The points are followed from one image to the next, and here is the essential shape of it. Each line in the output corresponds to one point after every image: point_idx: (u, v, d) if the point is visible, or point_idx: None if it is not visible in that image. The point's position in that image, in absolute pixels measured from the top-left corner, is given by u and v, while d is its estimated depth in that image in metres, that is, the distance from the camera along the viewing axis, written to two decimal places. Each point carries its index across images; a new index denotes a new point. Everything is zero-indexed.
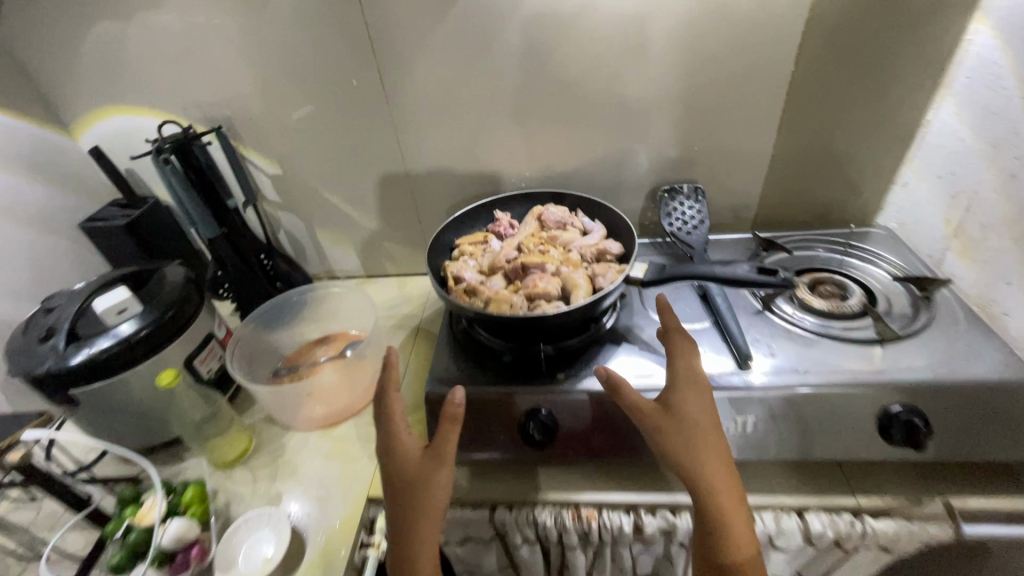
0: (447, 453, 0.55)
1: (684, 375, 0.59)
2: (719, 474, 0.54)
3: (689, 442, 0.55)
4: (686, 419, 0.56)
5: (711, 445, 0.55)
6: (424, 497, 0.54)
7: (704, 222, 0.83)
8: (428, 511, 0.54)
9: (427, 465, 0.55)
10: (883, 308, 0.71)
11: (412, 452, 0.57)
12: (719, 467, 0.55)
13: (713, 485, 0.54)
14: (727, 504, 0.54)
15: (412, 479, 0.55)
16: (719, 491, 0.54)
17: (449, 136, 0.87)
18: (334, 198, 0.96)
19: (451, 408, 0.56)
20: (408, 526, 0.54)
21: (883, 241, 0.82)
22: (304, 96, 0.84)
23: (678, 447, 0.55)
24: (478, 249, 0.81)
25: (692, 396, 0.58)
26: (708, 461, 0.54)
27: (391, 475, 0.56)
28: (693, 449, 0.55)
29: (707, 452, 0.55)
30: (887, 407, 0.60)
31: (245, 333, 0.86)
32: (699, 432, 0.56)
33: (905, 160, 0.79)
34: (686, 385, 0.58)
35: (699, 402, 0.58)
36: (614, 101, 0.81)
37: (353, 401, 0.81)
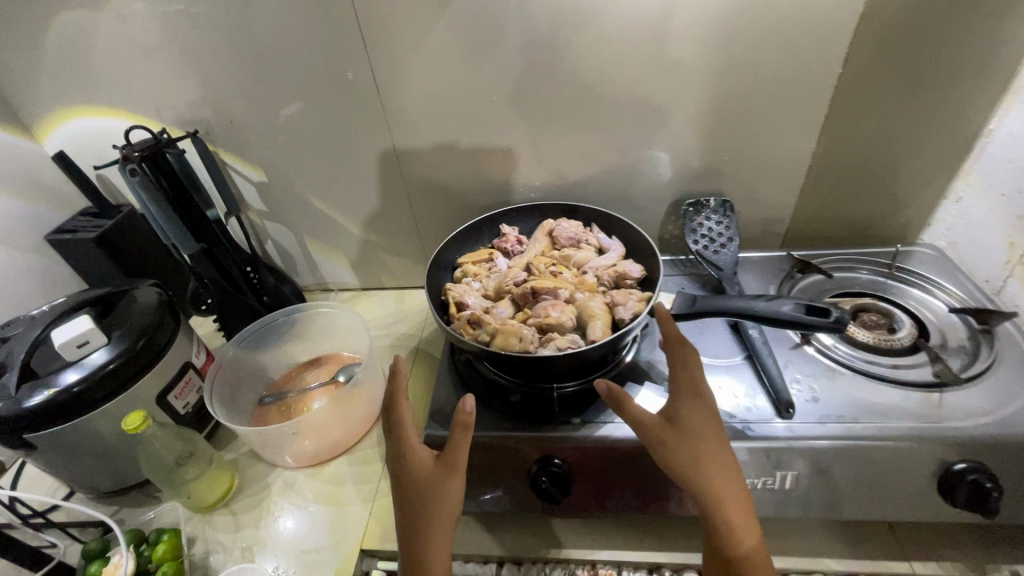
0: (459, 462, 0.51)
1: (688, 384, 0.53)
2: (730, 492, 0.49)
3: (694, 456, 0.49)
4: (691, 429, 0.51)
5: (719, 457, 0.50)
6: (433, 509, 0.50)
7: (733, 240, 0.76)
8: (437, 525, 0.50)
9: (437, 474, 0.51)
10: (937, 344, 0.63)
11: (423, 458, 0.53)
12: (731, 483, 0.49)
13: (724, 505, 0.48)
14: (742, 524, 0.48)
15: (423, 489, 0.51)
16: (731, 511, 0.48)
17: (453, 141, 0.79)
18: (326, 207, 0.88)
19: (461, 418, 0.50)
20: (418, 537, 0.50)
21: (931, 263, 0.74)
22: (291, 97, 0.76)
23: (682, 462, 0.49)
24: (482, 268, 0.74)
25: (696, 404, 0.52)
26: (717, 477, 0.49)
27: (401, 481, 0.52)
28: (692, 461, 0.49)
29: (715, 466, 0.49)
30: (950, 464, 0.53)
31: (227, 359, 0.78)
32: (704, 443, 0.50)
33: (958, 173, 0.72)
34: (690, 393, 0.53)
35: (705, 410, 0.52)
36: (634, 105, 0.73)
37: (345, 436, 0.73)
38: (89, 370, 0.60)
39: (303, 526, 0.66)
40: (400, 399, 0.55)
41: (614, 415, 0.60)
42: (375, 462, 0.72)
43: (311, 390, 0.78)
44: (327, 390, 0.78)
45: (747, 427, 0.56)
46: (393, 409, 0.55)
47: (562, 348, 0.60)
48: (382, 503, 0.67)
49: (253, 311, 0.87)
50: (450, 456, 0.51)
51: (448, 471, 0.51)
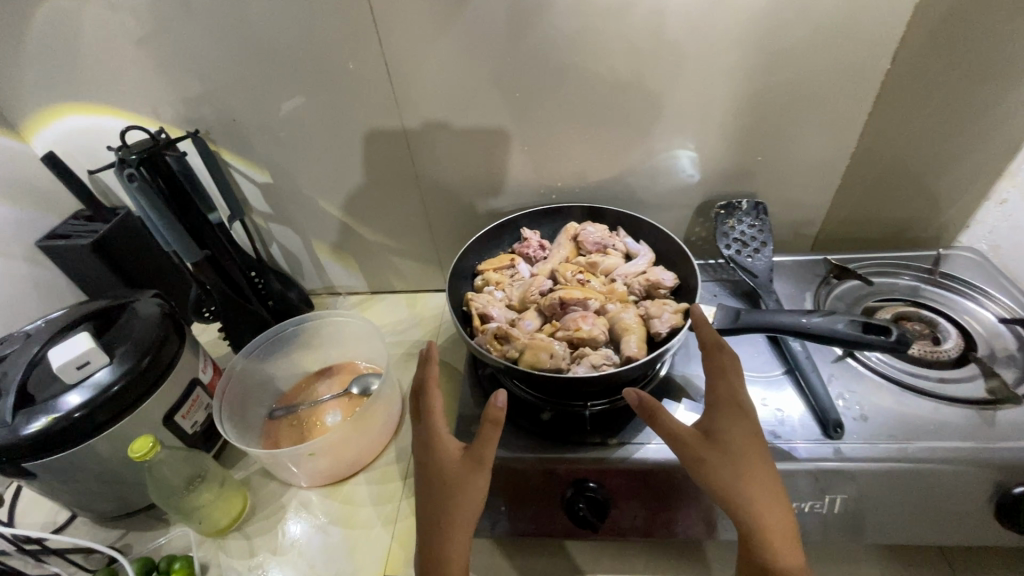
0: (485, 458, 0.48)
1: (727, 398, 0.50)
2: (774, 518, 0.45)
3: (737, 475, 0.46)
4: (732, 448, 0.47)
5: (763, 480, 0.46)
6: (454, 504, 0.48)
7: (766, 245, 0.74)
8: (456, 521, 0.47)
9: (461, 468, 0.49)
10: (986, 355, 0.61)
11: (450, 450, 0.50)
12: (775, 508, 0.46)
13: (769, 532, 0.45)
14: (787, 552, 0.45)
15: (445, 481, 0.49)
16: (775, 537, 0.45)
17: (471, 139, 0.74)
18: (335, 209, 0.84)
19: (493, 414, 0.46)
20: (436, 531, 0.48)
21: (973, 268, 0.71)
22: (298, 95, 0.71)
23: (725, 485, 0.46)
24: (504, 275, 0.70)
25: (737, 419, 0.49)
26: (761, 501, 0.45)
27: (424, 472, 0.50)
28: (739, 481, 0.46)
29: (759, 489, 0.46)
30: (1007, 488, 0.50)
31: (238, 373, 0.74)
32: (748, 463, 0.46)
33: (1003, 174, 0.68)
34: (730, 407, 0.49)
35: (748, 427, 0.48)
36: (665, 103, 0.69)
37: (362, 453, 0.70)
38: (92, 392, 0.56)
39: (320, 551, 0.63)
40: (432, 389, 0.53)
41: (652, 436, 0.57)
42: (395, 480, 0.69)
43: (324, 403, 0.74)
44: (342, 403, 0.74)
45: (794, 448, 0.53)
46: (425, 399, 0.53)
47: (597, 365, 0.57)
48: (404, 525, 0.64)
49: (260, 318, 0.83)
50: (476, 451, 0.48)
51: (473, 466, 0.48)
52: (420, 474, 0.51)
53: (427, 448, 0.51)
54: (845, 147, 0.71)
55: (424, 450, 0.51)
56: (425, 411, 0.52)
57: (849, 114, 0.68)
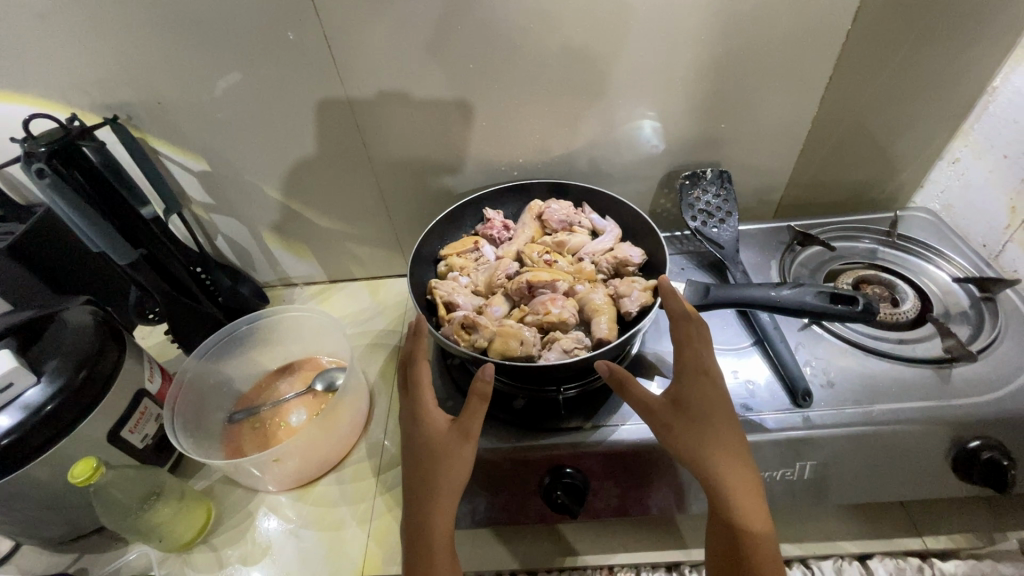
0: (473, 431, 0.48)
1: (692, 365, 0.50)
2: (740, 481, 0.45)
3: (701, 440, 0.46)
4: (698, 414, 0.47)
5: (728, 443, 0.46)
6: (438, 477, 0.47)
7: (731, 215, 0.73)
8: (442, 493, 0.47)
9: (449, 441, 0.48)
10: (940, 313, 0.63)
11: (437, 424, 0.50)
12: (740, 470, 0.46)
13: (735, 497, 0.45)
14: (751, 512, 0.45)
15: (430, 454, 0.48)
16: (740, 498, 0.45)
17: (426, 116, 0.70)
18: (282, 196, 0.78)
19: (480, 387, 0.48)
20: (422, 503, 0.47)
21: (926, 227, 0.73)
22: (232, 73, 0.65)
23: (689, 451, 0.46)
24: (469, 259, 0.68)
25: (705, 385, 0.48)
26: (725, 465, 0.45)
27: (412, 445, 0.50)
28: (705, 446, 0.46)
29: (724, 452, 0.46)
30: (964, 442, 0.52)
31: (191, 376, 0.69)
32: (712, 428, 0.46)
33: (957, 133, 0.70)
34: (696, 374, 0.49)
35: (714, 393, 0.48)
36: (627, 72, 0.66)
37: (332, 451, 0.67)
38: (23, 414, 0.52)
39: (294, 555, 0.61)
40: (422, 362, 0.53)
41: (626, 417, 0.56)
42: (367, 478, 0.67)
43: (287, 402, 0.71)
44: (306, 401, 0.71)
45: (766, 418, 0.54)
46: (413, 371, 0.53)
47: (568, 350, 0.56)
48: (379, 523, 0.62)
49: (211, 318, 0.77)
50: (464, 423, 0.48)
51: (461, 439, 0.48)
52: (407, 447, 0.50)
53: (416, 421, 0.50)
54: (807, 112, 0.71)
55: (412, 424, 0.51)
56: (416, 384, 0.52)
57: (811, 78, 0.67)
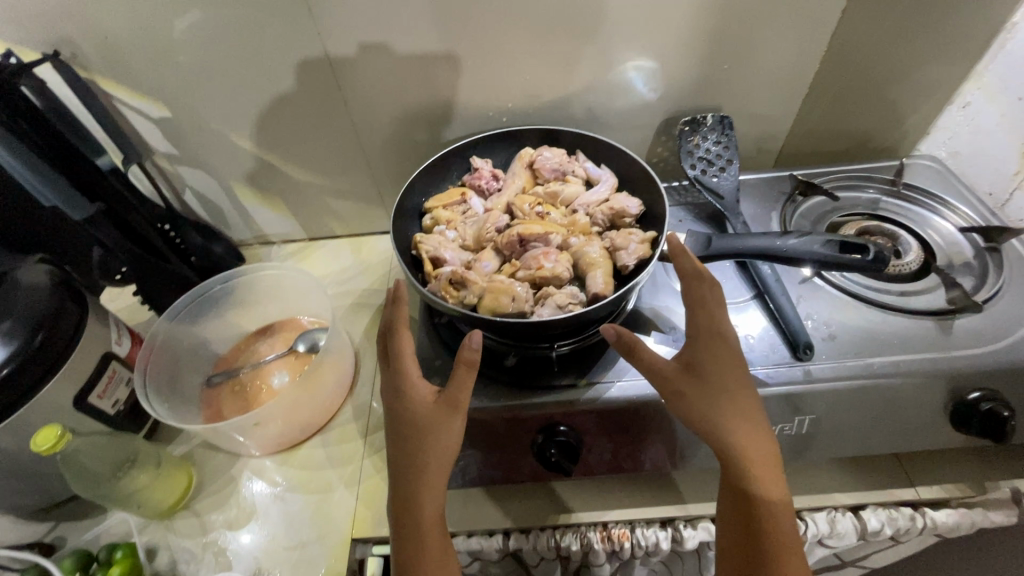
0: (461, 402, 0.45)
1: (705, 328, 0.48)
2: (756, 447, 0.44)
3: (716, 406, 0.44)
4: (713, 380, 0.45)
5: (745, 410, 0.45)
6: (427, 449, 0.45)
7: (732, 163, 0.69)
8: (431, 465, 0.45)
9: (435, 412, 0.46)
10: (943, 263, 0.62)
11: (422, 395, 0.47)
12: (756, 436, 0.44)
13: (750, 464, 0.44)
14: (768, 482, 0.44)
15: (417, 425, 0.46)
16: (755, 466, 0.44)
17: (405, 55, 0.64)
18: (253, 147, 0.72)
19: (466, 355, 0.45)
20: (410, 477, 0.45)
21: (932, 176, 0.71)
22: (189, 6, 0.58)
23: (703, 418, 0.44)
24: (455, 212, 0.63)
25: (719, 350, 0.47)
26: (741, 432, 0.44)
27: (396, 418, 0.47)
28: (721, 413, 0.44)
29: (740, 419, 0.44)
30: (964, 394, 0.51)
31: (163, 342, 0.66)
32: (729, 394, 0.45)
33: (969, 75, 0.66)
34: (710, 337, 0.47)
35: (729, 357, 0.46)
36: (624, 6, 0.61)
37: (317, 414, 0.65)
38: None
39: (281, 519, 0.59)
40: (402, 330, 0.50)
41: (621, 373, 0.54)
42: (353, 439, 0.65)
43: (268, 364, 0.67)
44: (288, 362, 0.68)
45: (766, 374, 0.52)
46: (394, 340, 0.50)
47: (563, 306, 0.53)
48: (368, 484, 0.61)
49: (182, 278, 0.73)
50: (451, 394, 0.46)
51: (448, 410, 0.45)
52: (391, 420, 0.48)
53: (399, 394, 0.48)
54: (815, 52, 0.66)
55: (395, 397, 0.48)
56: (399, 355, 0.49)
57: (821, 14, 0.63)
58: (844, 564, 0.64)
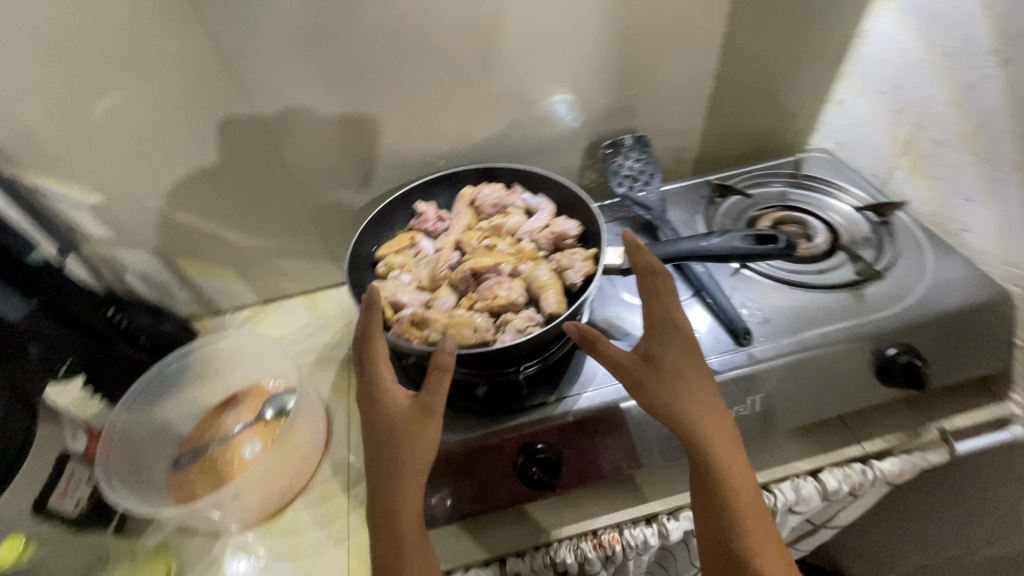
0: (435, 407, 0.47)
1: (662, 318, 0.51)
2: (714, 422, 0.48)
3: (674, 391, 0.48)
4: (670, 368, 0.49)
5: (701, 391, 0.49)
6: (404, 453, 0.46)
7: (654, 177, 0.75)
8: (408, 469, 0.46)
9: (411, 419, 0.47)
10: (847, 240, 0.70)
11: (397, 401, 0.48)
12: (713, 412, 0.48)
13: (710, 441, 0.47)
14: (727, 453, 0.48)
15: (393, 431, 0.47)
16: (716, 441, 0.47)
17: (340, 115, 0.67)
18: (193, 218, 0.72)
19: (441, 358, 0.47)
20: (388, 483, 0.47)
21: (824, 165, 0.80)
22: (114, 88, 0.59)
23: (664, 403, 0.48)
24: (407, 256, 0.66)
25: (674, 339, 0.50)
26: (699, 412, 0.48)
27: (373, 424, 0.49)
28: (679, 397, 0.48)
29: (699, 402, 0.48)
30: (883, 351, 0.58)
31: (124, 426, 0.64)
32: (685, 380, 0.49)
33: (838, 78, 0.77)
34: (664, 328, 0.51)
35: (682, 344, 0.50)
36: (535, 49, 0.67)
37: (294, 477, 0.64)
38: None
39: None
40: (376, 334, 0.52)
41: (586, 385, 0.58)
42: (337, 495, 0.64)
43: (237, 435, 0.66)
44: (258, 431, 0.67)
45: (717, 363, 0.57)
46: (368, 344, 0.52)
47: (522, 330, 0.56)
48: (358, 538, 0.60)
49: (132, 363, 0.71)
50: (426, 400, 0.47)
51: (423, 415, 0.47)
52: (368, 428, 0.49)
53: (375, 400, 0.49)
54: (710, 72, 0.75)
55: (371, 404, 0.50)
56: (373, 362, 0.51)
57: (707, 39, 0.71)
58: (817, 527, 0.69)
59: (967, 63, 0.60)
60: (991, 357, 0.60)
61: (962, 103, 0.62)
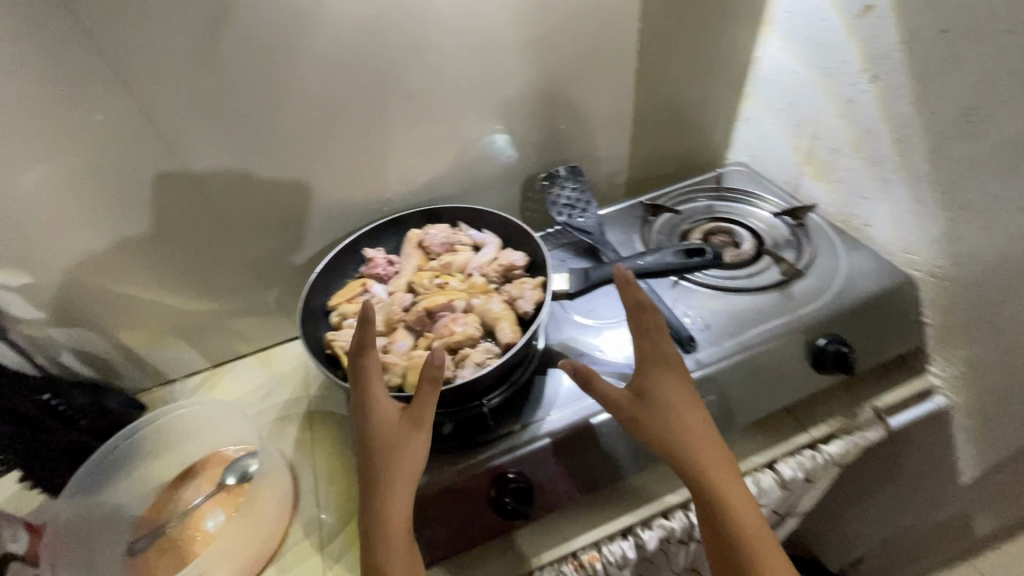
0: (424, 420, 0.47)
1: (650, 354, 0.51)
2: (708, 451, 0.49)
3: (666, 426, 0.49)
4: (660, 402, 0.50)
5: (693, 422, 0.50)
6: (393, 466, 0.47)
7: (591, 203, 0.80)
8: (397, 479, 0.47)
9: (399, 431, 0.47)
10: (771, 244, 0.76)
11: (387, 413, 0.48)
12: (706, 441, 0.50)
13: (705, 471, 0.49)
14: (725, 481, 0.49)
15: (382, 441, 0.47)
16: (711, 469, 0.49)
17: (281, 172, 0.69)
18: (133, 287, 0.70)
19: (431, 372, 0.46)
20: (377, 491, 0.47)
21: (743, 178, 0.88)
22: (42, 164, 0.58)
23: (655, 437, 0.50)
24: (360, 303, 0.66)
25: (664, 372, 0.51)
26: (692, 443, 0.49)
27: (362, 433, 0.49)
28: (672, 432, 0.49)
29: (691, 432, 0.50)
30: (814, 342, 0.63)
31: (75, 514, 0.62)
32: (676, 413, 0.50)
33: (743, 99, 0.86)
34: (653, 363, 0.51)
35: (672, 377, 0.51)
36: (466, 94, 0.71)
37: (263, 544, 0.62)
38: None
39: None
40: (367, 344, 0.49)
41: (550, 408, 0.60)
42: (310, 557, 0.62)
43: (198, 508, 0.64)
44: (219, 500, 0.65)
45: None
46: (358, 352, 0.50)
47: (481, 362, 0.58)
48: None
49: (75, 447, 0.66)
50: (416, 413, 0.47)
51: (412, 427, 0.47)
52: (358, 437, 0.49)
53: (364, 410, 0.48)
54: (630, 102, 0.81)
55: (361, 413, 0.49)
56: (362, 372, 0.49)
57: (623, 73, 0.78)
58: (783, 517, 0.73)
59: (846, 79, 0.68)
60: (904, 336, 0.66)
61: (848, 116, 0.70)
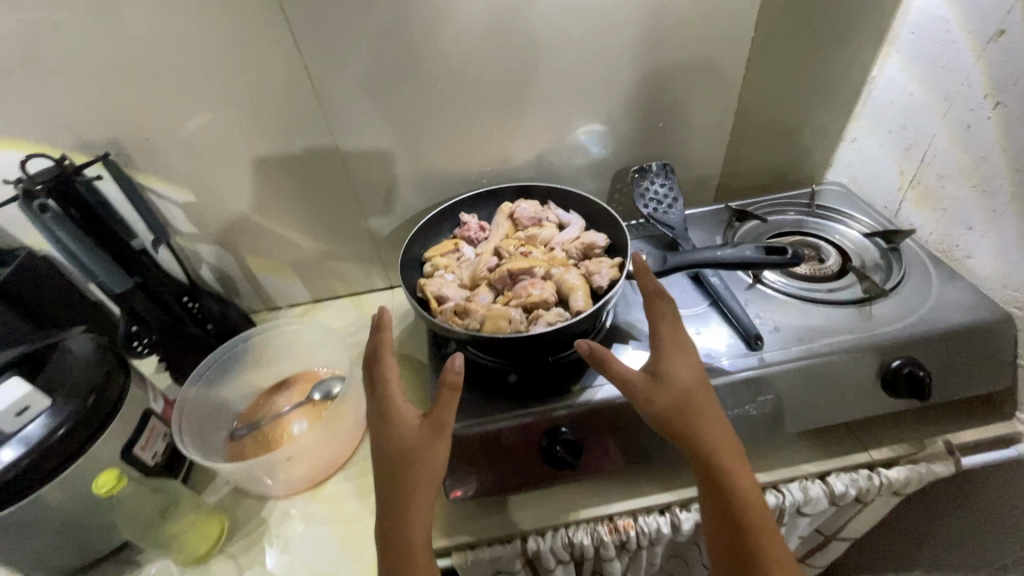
0: (445, 424, 0.50)
1: (670, 341, 0.56)
2: (720, 437, 0.52)
3: (684, 410, 0.52)
4: (679, 388, 0.53)
5: (707, 409, 0.53)
6: (415, 474, 0.49)
7: (677, 201, 0.83)
8: (420, 487, 0.49)
9: (424, 436, 0.50)
10: (858, 263, 0.74)
11: (409, 422, 0.51)
12: (719, 428, 0.53)
13: (719, 455, 0.52)
14: (735, 466, 0.52)
15: (404, 450, 0.50)
16: (724, 454, 0.52)
17: (401, 137, 0.77)
18: (266, 219, 0.82)
19: (450, 377, 0.50)
20: (400, 500, 0.49)
21: (840, 198, 0.86)
22: (219, 105, 0.70)
23: (674, 421, 0.52)
24: (451, 259, 0.74)
25: (681, 360, 0.55)
26: (707, 429, 0.52)
27: (384, 446, 0.51)
28: (689, 415, 0.52)
29: (706, 419, 0.52)
30: (888, 363, 0.62)
31: (190, 399, 0.72)
32: (693, 399, 0.53)
33: (852, 118, 0.84)
34: (673, 350, 0.55)
35: (688, 366, 0.55)
36: (575, 85, 0.77)
37: (336, 454, 0.71)
38: (27, 447, 0.53)
39: (313, 550, 0.63)
40: (386, 356, 0.55)
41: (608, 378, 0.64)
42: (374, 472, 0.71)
43: (286, 414, 0.73)
44: (305, 411, 0.74)
45: (730, 363, 0.62)
46: (379, 366, 0.54)
47: (553, 323, 0.63)
48: None
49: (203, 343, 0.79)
50: (439, 417, 0.50)
51: (434, 432, 0.50)
52: (379, 450, 0.51)
53: (385, 422, 0.52)
54: (731, 109, 0.83)
55: (382, 426, 0.52)
56: (384, 384, 0.53)
57: (728, 81, 0.80)
58: (828, 537, 0.72)
59: (965, 104, 0.66)
60: (989, 375, 0.64)
61: (962, 142, 0.67)
